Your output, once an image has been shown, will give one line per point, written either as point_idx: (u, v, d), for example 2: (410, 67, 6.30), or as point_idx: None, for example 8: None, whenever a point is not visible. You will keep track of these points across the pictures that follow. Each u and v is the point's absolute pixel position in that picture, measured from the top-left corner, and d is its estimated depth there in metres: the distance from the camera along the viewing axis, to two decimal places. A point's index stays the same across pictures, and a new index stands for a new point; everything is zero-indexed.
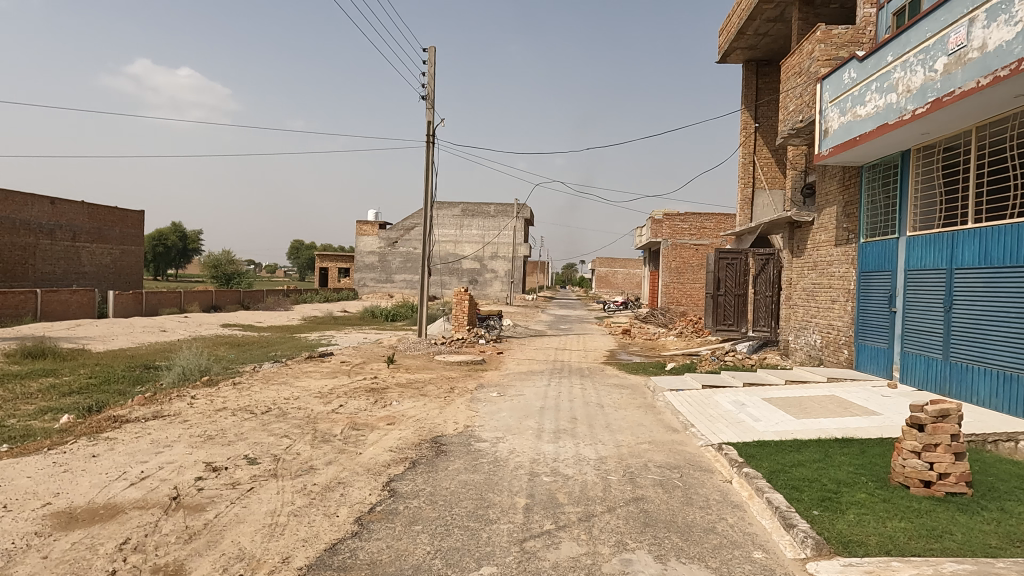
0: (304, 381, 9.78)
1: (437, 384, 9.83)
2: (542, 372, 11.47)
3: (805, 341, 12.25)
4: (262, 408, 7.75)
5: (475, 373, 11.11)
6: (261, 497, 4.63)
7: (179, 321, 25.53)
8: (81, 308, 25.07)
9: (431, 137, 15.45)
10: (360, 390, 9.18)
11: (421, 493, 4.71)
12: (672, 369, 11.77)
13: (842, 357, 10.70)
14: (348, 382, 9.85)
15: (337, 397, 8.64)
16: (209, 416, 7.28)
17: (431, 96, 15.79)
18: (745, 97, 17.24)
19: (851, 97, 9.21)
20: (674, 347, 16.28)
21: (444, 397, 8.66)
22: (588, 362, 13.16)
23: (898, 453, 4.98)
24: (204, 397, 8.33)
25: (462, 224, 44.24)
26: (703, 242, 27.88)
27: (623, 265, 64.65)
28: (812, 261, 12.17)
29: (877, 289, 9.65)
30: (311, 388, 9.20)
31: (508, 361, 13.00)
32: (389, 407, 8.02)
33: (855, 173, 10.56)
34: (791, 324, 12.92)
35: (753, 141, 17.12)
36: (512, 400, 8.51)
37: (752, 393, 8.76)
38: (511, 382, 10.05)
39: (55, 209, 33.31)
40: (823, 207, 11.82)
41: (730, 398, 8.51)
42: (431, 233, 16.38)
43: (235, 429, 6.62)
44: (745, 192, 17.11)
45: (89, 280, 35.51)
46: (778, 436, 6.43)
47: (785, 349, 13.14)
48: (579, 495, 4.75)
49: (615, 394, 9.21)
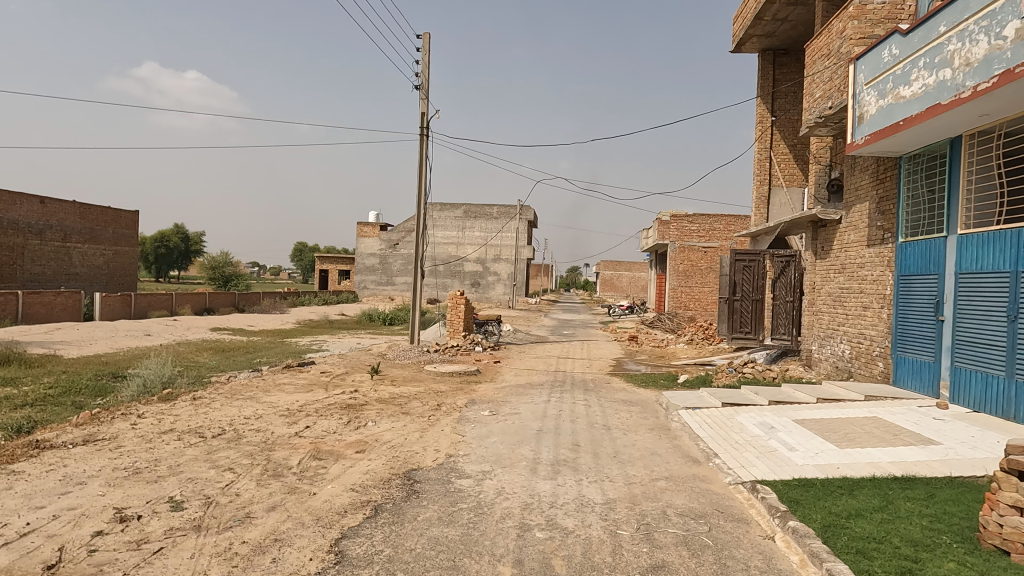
0: (273, 396, 8.70)
1: (423, 399, 8.75)
2: (542, 385, 10.38)
3: (831, 351, 11.15)
4: (215, 430, 6.67)
5: (467, 386, 10.04)
6: (167, 564, 3.55)
7: (166, 324, 24.56)
8: (66, 310, 24.12)
9: (425, 129, 14.41)
10: (334, 406, 8.12)
11: (375, 559, 3.64)
12: (686, 382, 10.62)
13: (877, 371, 9.58)
14: (323, 396, 8.78)
15: (306, 416, 7.57)
16: (148, 440, 6.21)
17: (426, 86, 14.73)
18: (761, 88, 16.14)
19: (892, 77, 8.13)
20: (685, 356, 15.18)
21: (428, 417, 7.59)
22: (593, 372, 12.08)
23: (990, 508, 3.86)
24: (152, 416, 7.26)
25: (464, 225, 43.17)
26: (712, 245, 26.72)
27: (628, 268, 63.69)
28: (839, 263, 11.07)
29: (919, 295, 8.54)
30: (279, 404, 8.13)
31: (505, 371, 11.94)
32: (363, 429, 6.93)
33: (890, 165, 9.47)
34: (816, 333, 11.81)
35: (769, 136, 16.04)
36: (506, 420, 7.43)
37: (780, 413, 7.65)
38: (506, 398, 8.98)
39: (46, 208, 32.47)
40: (852, 203, 10.70)
41: (755, 419, 7.39)
42: (424, 233, 15.31)
43: (171, 459, 5.55)
44: (761, 190, 16.05)
45: (81, 282, 34.64)
46: (822, 472, 5.34)
47: (809, 360, 12.02)
48: (581, 562, 3.66)
49: (623, 413, 8.12)
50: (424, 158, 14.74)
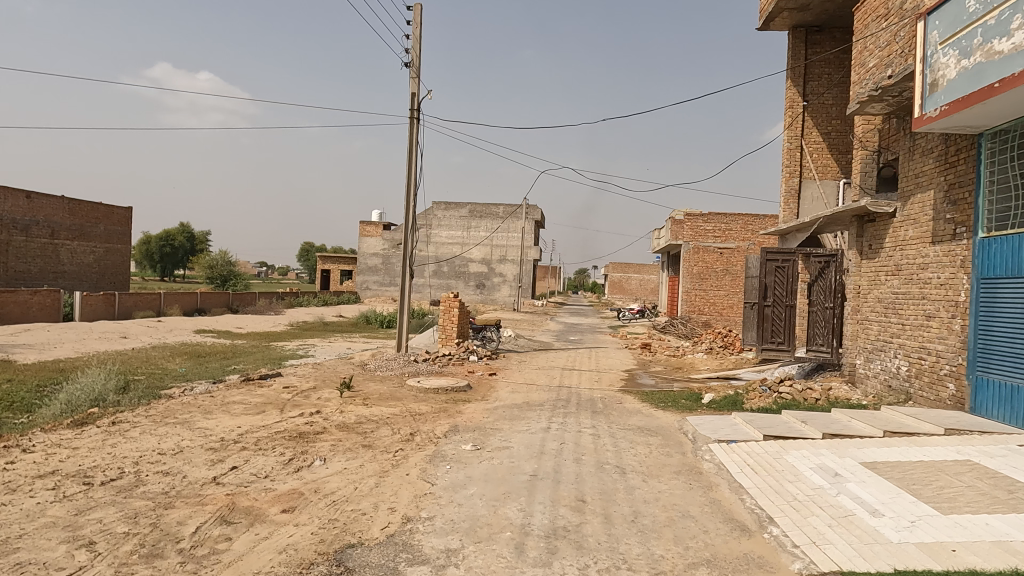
0: (212, 420, 7.12)
1: (394, 426, 7.18)
2: (543, 404, 8.83)
3: (882, 367, 9.53)
4: (109, 474, 5.09)
5: (453, 407, 8.46)
6: None
7: (148, 325, 23.12)
8: (43, 310, 22.76)
9: (415, 111, 12.84)
10: (281, 435, 6.53)
11: None
12: (712, 403, 8.99)
13: (945, 394, 7.95)
14: (274, 421, 7.21)
15: (243, 449, 6.00)
16: (8, 491, 4.63)
17: (417, 64, 13.21)
18: (791, 70, 14.51)
19: (980, 30, 6.50)
20: (705, 368, 13.54)
21: (395, 452, 6.03)
22: (601, 387, 10.52)
23: None
24: (40, 451, 5.67)
25: (469, 225, 41.58)
26: (728, 245, 24.95)
27: (638, 271, 62.01)
28: (893, 264, 9.46)
29: (1009, 303, 6.90)
30: (214, 433, 6.56)
31: (501, 386, 10.37)
32: (307, 471, 5.37)
33: (966, 143, 7.81)
34: (862, 345, 10.18)
35: (801, 123, 14.43)
36: (493, 458, 5.87)
37: (842, 451, 6.06)
38: (498, 423, 7.42)
39: (32, 203, 31.17)
40: (910, 193, 9.08)
41: (814, 461, 5.77)
42: (412, 228, 13.73)
43: (14, 528, 3.96)
44: (790, 183, 14.53)
45: (70, 280, 33.37)
46: (934, 560, 3.71)
47: (852, 376, 10.41)
48: None
49: (641, 447, 6.54)
50: (414, 144, 13.17)
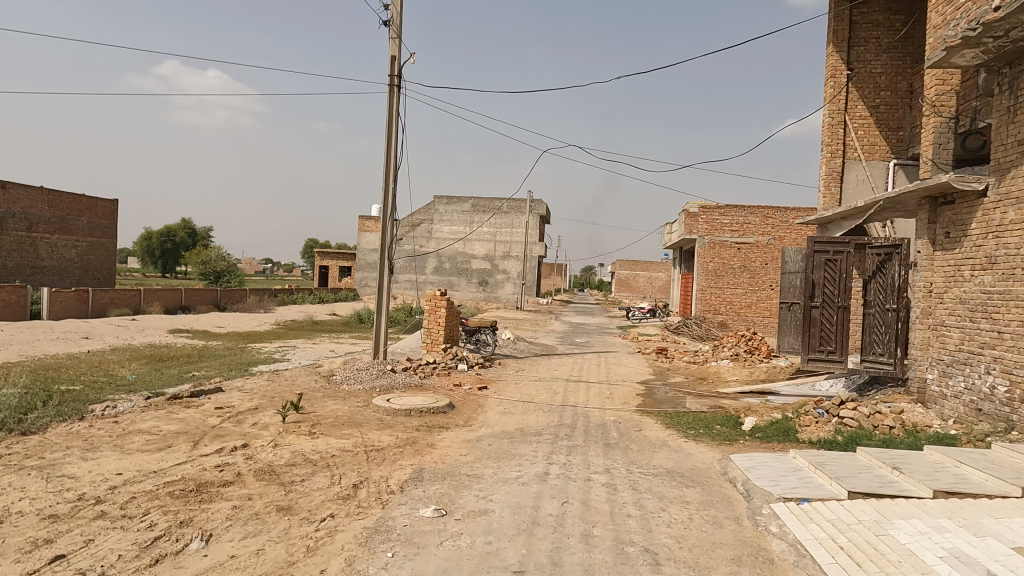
0: (89, 463, 5.22)
1: (336, 471, 5.28)
2: (539, 434, 6.90)
3: (969, 385, 7.54)
4: None
5: (423, 438, 6.54)
6: None
7: (119, 325, 21.30)
8: (6, 308, 21.01)
9: (394, 77, 10.93)
10: (171, 490, 4.64)
11: None
12: (757, 433, 7.04)
13: None
14: (175, 464, 5.31)
15: (96, 517, 4.09)
16: None
17: (398, 25, 11.32)
18: (833, 32, 12.48)
19: None
20: (734, 379, 11.58)
21: (318, 523, 4.11)
22: (614, 407, 8.60)
23: None
24: None
25: (472, 220, 39.66)
26: (746, 240, 22.87)
27: (645, 268, 60.06)
28: (983, 255, 7.51)
29: None
30: (77, 486, 4.65)
31: (491, 405, 8.45)
32: (166, 567, 3.44)
33: None
34: (935, 356, 8.23)
35: (844, 95, 12.49)
36: (456, 535, 3.93)
37: (977, 526, 4.09)
38: (476, 467, 5.50)
39: (7, 194, 29.46)
40: (1011, 165, 7.13)
41: (949, 547, 3.79)
42: (393, 216, 11.80)
43: None
44: (831, 164, 12.59)
45: (49, 275, 31.63)
46: None
47: (923, 394, 8.44)
48: None
49: (677, 509, 4.62)
50: (395, 117, 11.28)
